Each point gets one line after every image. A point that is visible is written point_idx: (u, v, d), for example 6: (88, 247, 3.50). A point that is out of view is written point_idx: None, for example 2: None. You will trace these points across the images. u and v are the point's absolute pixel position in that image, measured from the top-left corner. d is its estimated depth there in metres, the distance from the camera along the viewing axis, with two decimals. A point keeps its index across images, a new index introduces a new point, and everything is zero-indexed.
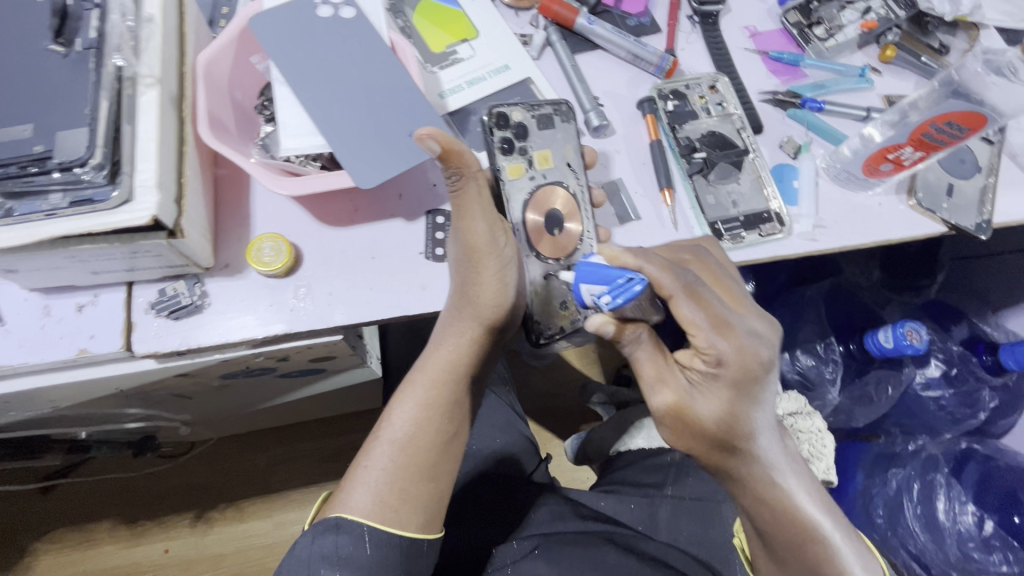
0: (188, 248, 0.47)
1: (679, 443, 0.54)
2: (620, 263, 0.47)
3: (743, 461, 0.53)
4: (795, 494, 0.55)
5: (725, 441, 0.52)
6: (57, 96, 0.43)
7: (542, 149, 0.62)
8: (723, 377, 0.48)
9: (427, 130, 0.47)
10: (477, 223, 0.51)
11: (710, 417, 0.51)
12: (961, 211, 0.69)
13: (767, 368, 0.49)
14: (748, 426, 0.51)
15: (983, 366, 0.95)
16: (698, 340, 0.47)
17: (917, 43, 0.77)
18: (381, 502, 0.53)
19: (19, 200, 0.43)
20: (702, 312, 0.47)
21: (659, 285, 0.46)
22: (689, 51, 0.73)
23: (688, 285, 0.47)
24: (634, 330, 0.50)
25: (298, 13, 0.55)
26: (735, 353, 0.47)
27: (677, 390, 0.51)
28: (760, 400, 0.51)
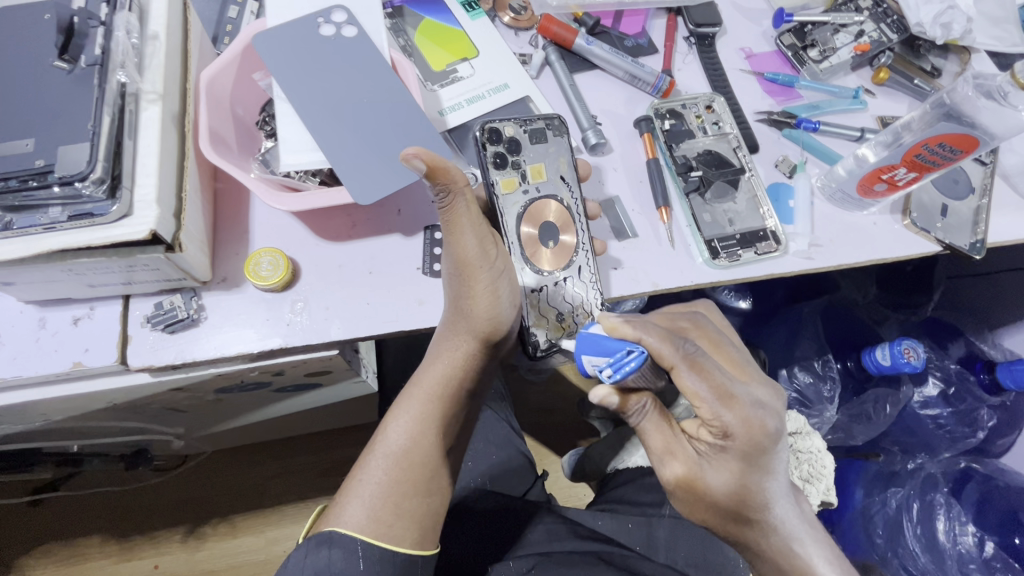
0: (185, 262, 0.48)
1: (695, 514, 0.54)
2: (620, 335, 0.46)
3: (759, 528, 0.53)
4: (817, 564, 0.53)
5: (738, 509, 0.52)
6: (60, 112, 0.43)
7: (535, 162, 0.62)
8: (730, 450, 0.48)
9: (411, 151, 0.47)
10: (466, 238, 0.51)
11: (720, 488, 0.51)
12: (955, 231, 0.69)
13: (775, 438, 0.49)
14: (761, 496, 0.51)
15: (981, 385, 0.95)
16: (703, 411, 0.47)
17: (910, 66, 0.78)
18: (375, 517, 0.52)
19: (18, 213, 0.43)
20: (705, 384, 0.46)
21: (661, 357, 0.46)
22: (686, 71, 0.74)
23: (689, 355, 0.46)
24: (639, 398, 0.50)
25: (300, 31, 0.56)
26: (740, 425, 0.47)
27: (686, 462, 0.51)
28: (770, 469, 0.50)
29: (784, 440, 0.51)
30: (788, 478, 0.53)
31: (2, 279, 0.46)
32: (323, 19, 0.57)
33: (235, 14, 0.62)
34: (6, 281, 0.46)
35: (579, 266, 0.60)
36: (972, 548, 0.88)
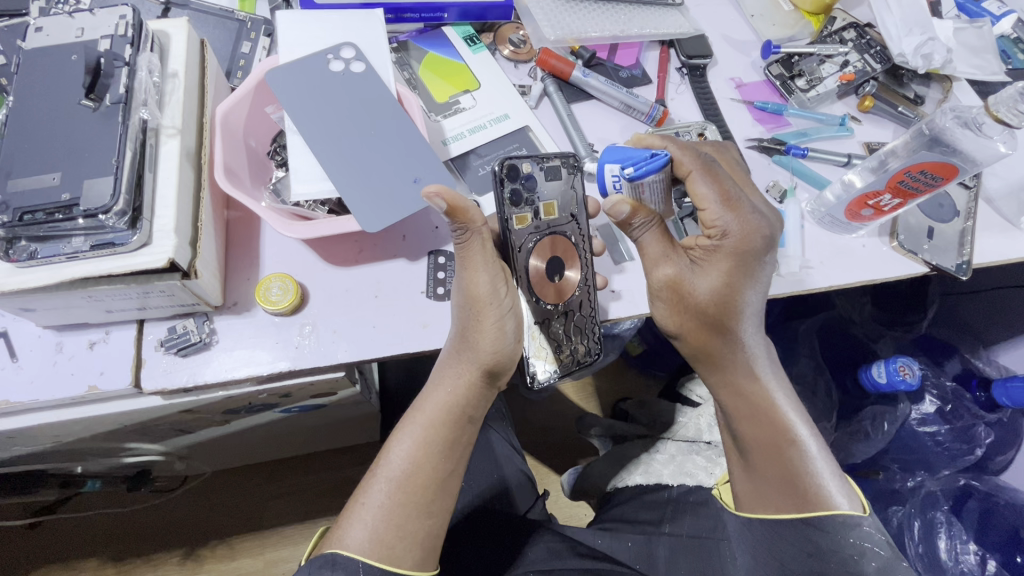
0: (200, 289, 0.50)
1: (672, 321, 0.59)
2: (646, 144, 0.60)
3: (730, 345, 0.58)
4: (775, 394, 0.57)
5: (718, 317, 0.56)
6: (85, 147, 0.46)
7: (548, 199, 0.63)
8: (724, 249, 0.55)
9: (434, 189, 0.50)
10: (479, 274, 0.54)
11: (705, 291, 0.56)
12: (942, 252, 0.72)
13: (767, 246, 0.55)
14: (740, 305, 0.56)
15: (977, 403, 0.96)
16: (707, 215, 0.55)
17: (894, 94, 0.81)
18: (377, 539, 0.53)
19: (42, 243, 0.45)
20: (714, 189, 0.55)
21: (680, 164, 0.56)
22: (678, 101, 0.78)
23: (705, 166, 0.55)
24: (646, 215, 0.54)
25: (311, 67, 0.59)
26: (737, 228, 0.54)
27: (678, 266, 0.56)
28: (755, 279, 0.56)
29: (771, 259, 0.57)
30: (762, 305, 0.59)
31: (22, 305, 0.48)
32: (333, 56, 0.60)
33: (248, 50, 0.65)
34: (26, 308, 0.48)
35: (579, 301, 0.63)
36: (974, 567, 0.88)
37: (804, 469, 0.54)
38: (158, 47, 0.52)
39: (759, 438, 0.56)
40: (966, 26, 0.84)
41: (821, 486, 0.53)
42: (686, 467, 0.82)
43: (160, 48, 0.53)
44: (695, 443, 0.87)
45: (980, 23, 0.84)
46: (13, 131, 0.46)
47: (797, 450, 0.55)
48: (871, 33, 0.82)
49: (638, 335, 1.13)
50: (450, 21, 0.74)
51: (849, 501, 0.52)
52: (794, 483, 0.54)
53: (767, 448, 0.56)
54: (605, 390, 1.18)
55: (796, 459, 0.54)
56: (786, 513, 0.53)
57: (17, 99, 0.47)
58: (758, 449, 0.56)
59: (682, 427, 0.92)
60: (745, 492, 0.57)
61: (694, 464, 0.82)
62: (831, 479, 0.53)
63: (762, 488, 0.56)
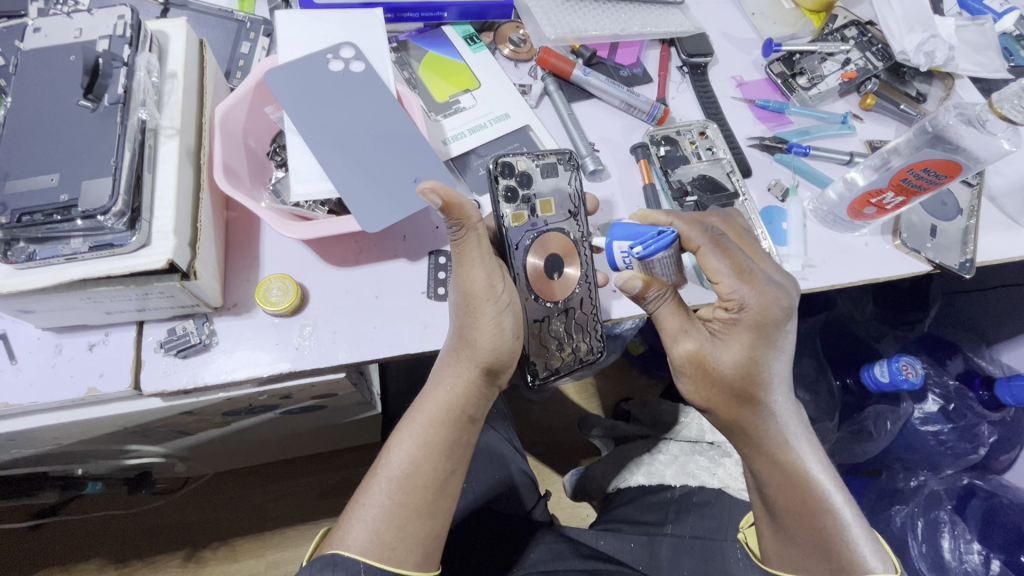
0: (200, 290, 0.49)
1: (699, 395, 0.58)
2: (651, 221, 0.57)
3: (759, 415, 0.56)
4: (806, 460, 0.56)
5: (744, 390, 0.55)
6: (83, 148, 0.45)
7: (545, 197, 0.63)
8: (743, 322, 0.53)
9: (428, 185, 0.49)
10: (475, 270, 0.53)
11: (729, 363, 0.54)
12: (945, 250, 0.71)
13: (786, 313, 0.54)
14: (766, 375, 0.55)
15: (980, 401, 0.95)
16: (722, 288, 0.53)
17: (896, 92, 0.81)
18: (378, 540, 0.53)
19: (41, 245, 0.45)
20: (727, 262, 0.53)
21: (688, 239, 0.54)
22: (679, 99, 0.77)
23: (715, 238, 0.54)
24: (660, 288, 0.53)
25: (310, 66, 0.59)
26: (755, 300, 0.53)
27: (698, 340, 0.55)
28: (778, 348, 0.55)
29: (792, 325, 0.56)
30: (788, 371, 0.57)
31: (21, 307, 0.47)
32: (332, 55, 0.60)
33: (247, 50, 0.65)
34: (25, 309, 0.48)
35: (579, 299, 0.62)
36: (977, 566, 0.87)
37: (839, 536, 0.54)
38: (157, 47, 0.52)
39: (791, 506, 0.56)
40: (967, 24, 0.84)
41: (853, 552, 0.53)
42: (688, 468, 0.80)
43: (159, 48, 0.52)
44: (697, 443, 0.85)
45: (981, 20, 0.84)
46: (12, 132, 0.46)
47: (831, 517, 0.55)
48: (873, 31, 0.82)
49: (640, 334, 1.13)
50: (450, 20, 0.74)
51: (883, 563, 0.52)
52: (826, 549, 0.54)
53: (801, 516, 0.55)
54: (607, 390, 1.17)
55: (830, 528, 0.54)
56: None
57: (15, 100, 0.47)
58: (789, 516, 0.56)
59: (685, 427, 0.91)
60: (773, 551, 0.57)
61: (698, 464, 0.80)
62: (864, 542, 0.53)
63: (792, 552, 0.56)
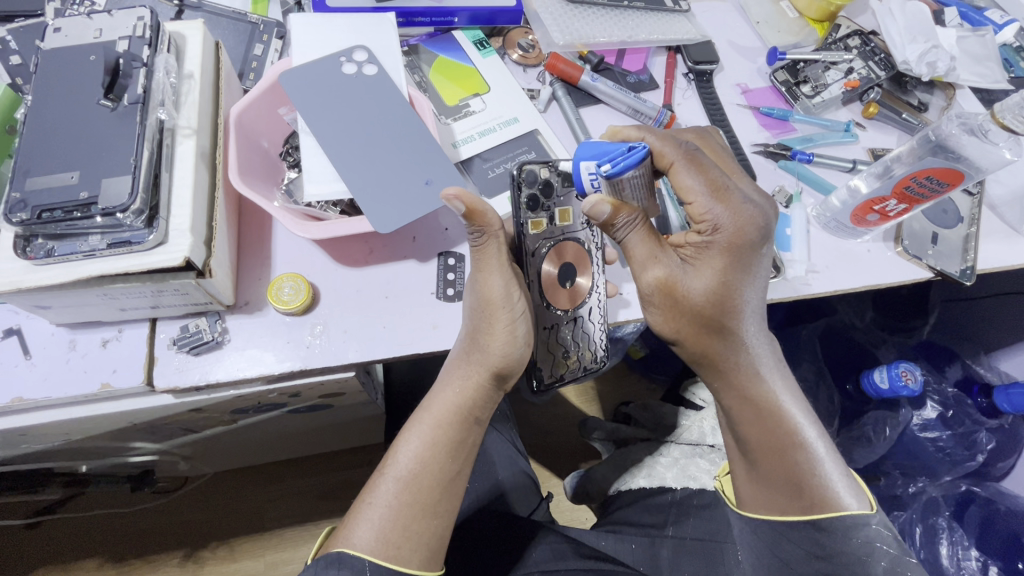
0: (214, 287, 0.50)
1: (668, 326, 0.56)
2: (622, 137, 0.57)
3: (730, 347, 0.55)
4: (780, 394, 0.56)
5: (715, 318, 0.54)
6: (103, 147, 0.46)
7: (564, 206, 0.64)
8: (717, 243, 0.52)
9: (453, 192, 0.50)
10: (494, 278, 0.54)
11: (699, 291, 0.53)
12: (946, 258, 0.72)
13: (761, 235, 0.52)
14: (738, 302, 0.54)
15: (977, 408, 0.97)
16: (696, 207, 0.52)
17: (898, 101, 0.82)
18: (385, 539, 0.53)
19: (59, 241, 0.46)
20: (701, 177, 0.52)
21: (662, 156, 0.54)
22: (685, 106, 0.78)
23: (689, 153, 0.53)
24: (630, 214, 0.51)
25: (323, 68, 0.60)
26: (730, 219, 0.51)
27: (668, 267, 0.53)
28: (751, 273, 0.54)
29: (768, 250, 0.55)
30: (761, 302, 0.57)
31: (38, 303, 0.48)
32: (345, 58, 0.61)
33: (260, 51, 0.66)
34: (42, 305, 0.49)
35: (590, 308, 0.63)
36: (975, 573, 0.88)
37: (812, 472, 0.54)
38: (175, 48, 0.53)
39: (765, 443, 0.55)
40: (969, 35, 0.85)
41: (827, 487, 0.53)
42: (688, 470, 0.84)
43: (177, 49, 0.53)
44: (698, 446, 0.88)
45: (982, 32, 0.85)
46: (32, 129, 0.46)
47: (804, 453, 0.54)
48: (876, 40, 0.83)
49: (641, 338, 1.13)
50: (460, 25, 0.75)
51: (858, 500, 0.52)
52: (800, 486, 0.53)
53: (772, 451, 0.55)
54: (608, 393, 1.18)
55: (803, 463, 0.54)
56: (792, 515, 0.53)
57: (35, 98, 0.47)
58: (762, 452, 0.55)
59: (685, 430, 0.91)
60: (747, 493, 0.57)
61: (698, 467, 0.84)
62: (838, 479, 0.53)
63: (767, 493, 0.55)
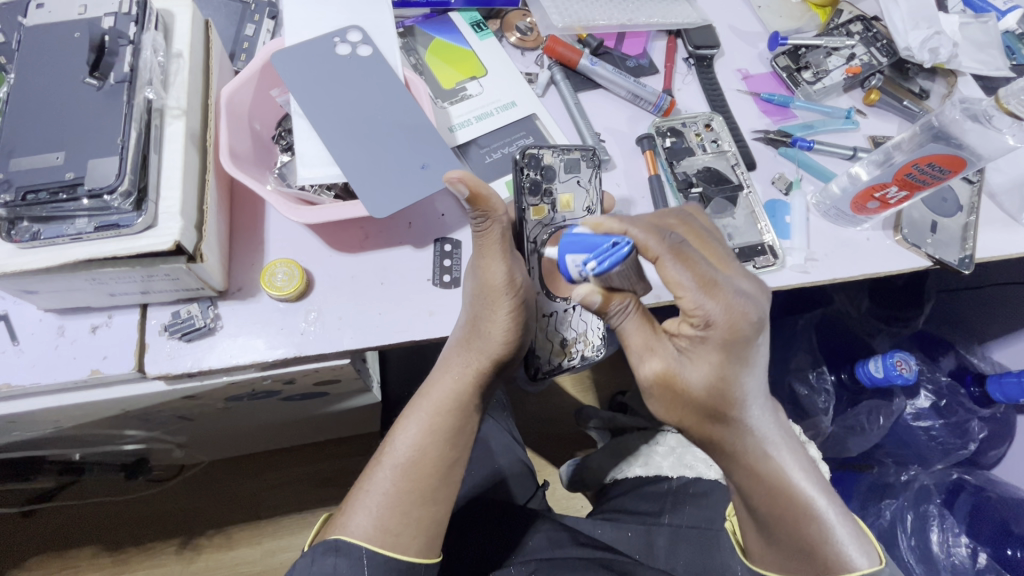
0: (205, 273, 0.49)
1: (670, 415, 0.55)
2: (606, 231, 0.50)
3: (734, 432, 0.54)
4: (789, 469, 0.55)
5: (716, 408, 0.52)
6: (89, 128, 0.45)
7: (566, 193, 0.63)
8: (711, 339, 0.48)
9: (456, 175, 0.49)
10: (496, 264, 0.53)
11: (699, 383, 0.50)
12: (945, 246, 0.72)
13: (757, 328, 0.48)
14: (740, 394, 0.51)
15: (971, 397, 0.98)
16: (685, 302, 0.47)
17: (899, 88, 0.81)
18: (382, 527, 0.53)
19: (45, 224, 0.45)
20: (689, 272, 0.47)
21: (645, 248, 0.47)
22: (685, 91, 0.77)
23: (675, 246, 0.48)
24: (622, 299, 0.51)
25: (316, 50, 0.58)
26: (722, 314, 0.47)
27: (665, 359, 0.51)
28: (750, 364, 0.50)
29: (766, 337, 0.51)
30: (764, 381, 0.53)
31: (24, 288, 0.47)
32: (339, 39, 0.59)
33: (252, 31, 0.64)
34: (28, 290, 0.48)
35: None
36: (965, 560, 0.88)
37: (824, 540, 0.55)
38: (163, 26, 0.51)
39: (777, 516, 0.55)
40: (971, 21, 0.84)
41: (839, 554, 0.54)
42: (685, 459, 0.83)
43: (165, 27, 0.52)
44: None
45: (985, 18, 0.84)
46: (16, 109, 0.45)
47: (816, 523, 0.55)
48: (878, 26, 0.82)
49: None
50: (456, 6, 0.73)
51: (867, 557, 0.54)
52: (811, 554, 0.55)
53: (786, 524, 0.55)
54: (604, 382, 1.18)
55: (815, 533, 0.55)
56: None
57: (17, 76, 0.46)
58: (775, 525, 0.56)
59: None
60: (758, 553, 0.59)
61: (694, 455, 0.83)
62: (849, 541, 0.55)
63: (777, 557, 0.57)
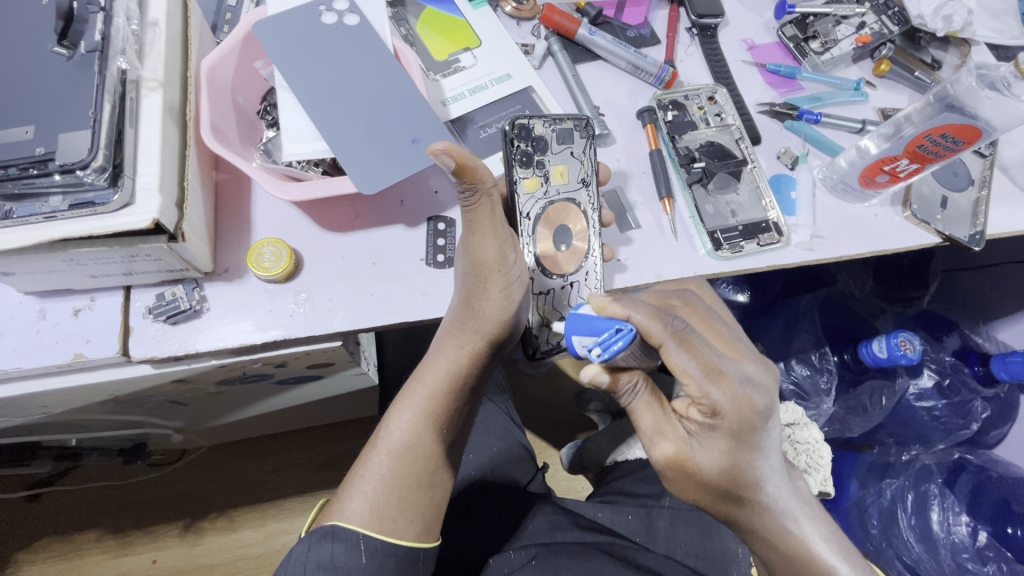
0: (188, 252, 0.47)
1: (683, 493, 0.53)
2: (610, 314, 0.45)
3: (752, 511, 0.52)
4: (811, 540, 0.53)
5: (731, 490, 0.50)
6: (62, 101, 0.43)
7: (559, 165, 0.62)
8: (720, 428, 0.46)
9: (440, 146, 0.46)
10: (487, 240, 0.51)
11: (712, 467, 0.49)
12: (955, 223, 0.69)
13: (764, 415, 0.46)
14: (754, 476, 0.49)
15: (975, 377, 0.96)
16: (691, 389, 0.45)
17: (911, 58, 0.78)
18: (378, 512, 0.52)
19: (19, 202, 0.43)
20: (694, 360, 0.44)
21: (648, 334, 0.43)
22: (687, 63, 0.74)
23: (678, 333, 0.43)
24: (631, 377, 0.48)
25: (300, 19, 0.55)
26: (729, 404, 0.45)
27: (676, 442, 0.50)
28: (762, 448, 0.48)
29: (777, 419, 0.49)
30: (779, 458, 0.51)
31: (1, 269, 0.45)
32: (325, 7, 0.56)
33: (234, 1, 0.61)
34: (5, 272, 0.46)
35: (585, 272, 0.61)
36: (965, 538, 0.88)
37: None
38: None
39: None
40: None
41: None
42: None
43: None
44: None
45: None
46: None
47: None
48: None
49: None
50: None
51: None
52: None
53: None
54: None
55: None
56: None
57: None
58: None
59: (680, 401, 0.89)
60: None
61: None
62: None
63: None
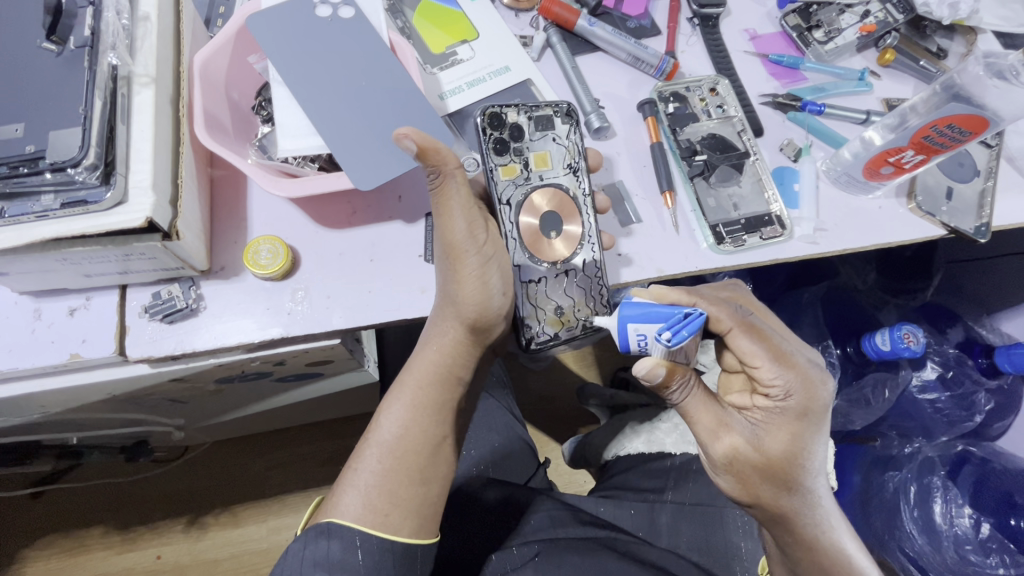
0: (183, 251, 0.47)
1: (740, 489, 0.53)
2: (671, 301, 0.49)
3: (808, 505, 0.52)
4: (843, 539, 0.52)
5: (792, 480, 0.51)
6: (52, 98, 0.42)
7: (539, 150, 0.61)
8: (790, 410, 0.49)
9: (405, 131, 0.48)
10: (455, 221, 0.51)
11: (777, 453, 0.50)
12: (960, 214, 0.68)
13: (830, 397, 0.50)
14: (814, 463, 0.51)
15: (979, 369, 0.94)
16: (762, 373, 0.48)
17: (916, 47, 0.76)
18: (371, 506, 0.52)
19: (10, 201, 0.42)
20: (762, 344, 0.48)
21: (717, 321, 0.49)
22: (689, 53, 0.73)
23: (744, 320, 0.49)
24: (684, 376, 0.48)
25: (293, 11, 0.54)
26: (800, 384, 0.48)
27: (739, 433, 0.50)
28: (823, 432, 0.51)
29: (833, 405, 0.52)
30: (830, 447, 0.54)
31: None
32: None
33: None
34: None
35: (581, 258, 0.60)
36: (967, 530, 0.87)
37: None
38: None
39: None
40: None
41: None
42: (687, 435, 0.81)
43: None
44: None
45: None
46: None
47: None
48: None
49: None
50: None
51: None
52: None
53: None
54: (607, 357, 1.16)
55: None
56: None
57: None
58: None
59: None
60: None
61: None
62: None
63: None
